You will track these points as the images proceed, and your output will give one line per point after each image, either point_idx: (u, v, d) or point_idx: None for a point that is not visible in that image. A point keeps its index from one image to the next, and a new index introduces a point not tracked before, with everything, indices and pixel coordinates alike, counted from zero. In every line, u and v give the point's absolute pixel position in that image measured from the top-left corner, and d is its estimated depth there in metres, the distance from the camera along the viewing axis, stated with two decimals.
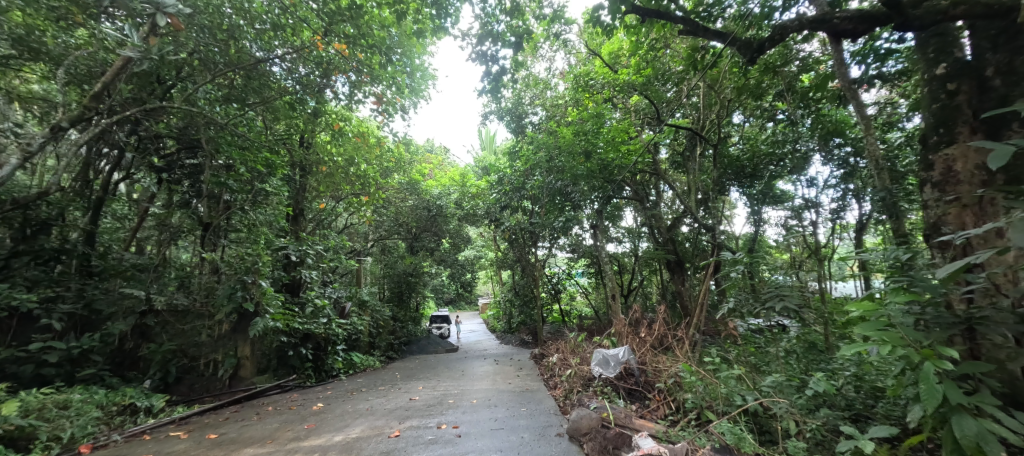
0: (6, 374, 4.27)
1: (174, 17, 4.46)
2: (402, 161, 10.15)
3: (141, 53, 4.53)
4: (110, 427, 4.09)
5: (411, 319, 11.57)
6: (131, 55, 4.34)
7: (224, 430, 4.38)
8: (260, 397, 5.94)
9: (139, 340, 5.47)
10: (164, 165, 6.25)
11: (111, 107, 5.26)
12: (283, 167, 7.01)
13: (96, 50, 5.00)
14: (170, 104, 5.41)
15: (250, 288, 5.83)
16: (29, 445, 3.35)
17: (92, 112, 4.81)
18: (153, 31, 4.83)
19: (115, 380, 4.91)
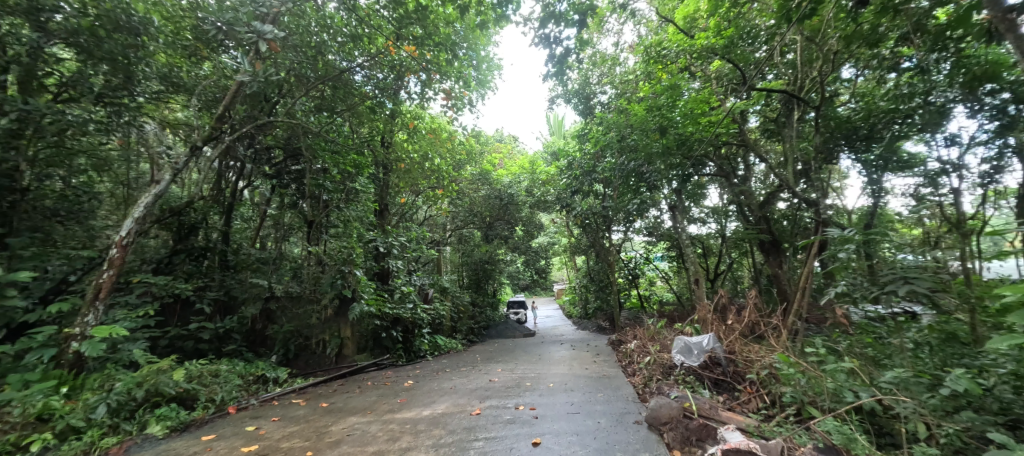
0: (176, 348, 5.38)
1: (272, 42, 5.02)
2: (473, 153, 10.51)
3: (249, 76, 5.18)
4: (249, 393, 4.91)
5: (489, 304, 11.92)
6: (242, 79, 5.01)
7: (333, 400, 5.03)
8: (361, 373, 6.66)
9: (266, 322, 6.44)
10: (275, 171, 7.18)
11: (234, 125, 6.16)
12: (369, 166, 7.67)
13: (219, 75, 5.82)
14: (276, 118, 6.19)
15: (347, 277, 6.62)
16: (193, 404, 4.12)
17: (219, 132, 5.69)
18: (256, 55, 5.41)
19: (250, 355, 5.86)
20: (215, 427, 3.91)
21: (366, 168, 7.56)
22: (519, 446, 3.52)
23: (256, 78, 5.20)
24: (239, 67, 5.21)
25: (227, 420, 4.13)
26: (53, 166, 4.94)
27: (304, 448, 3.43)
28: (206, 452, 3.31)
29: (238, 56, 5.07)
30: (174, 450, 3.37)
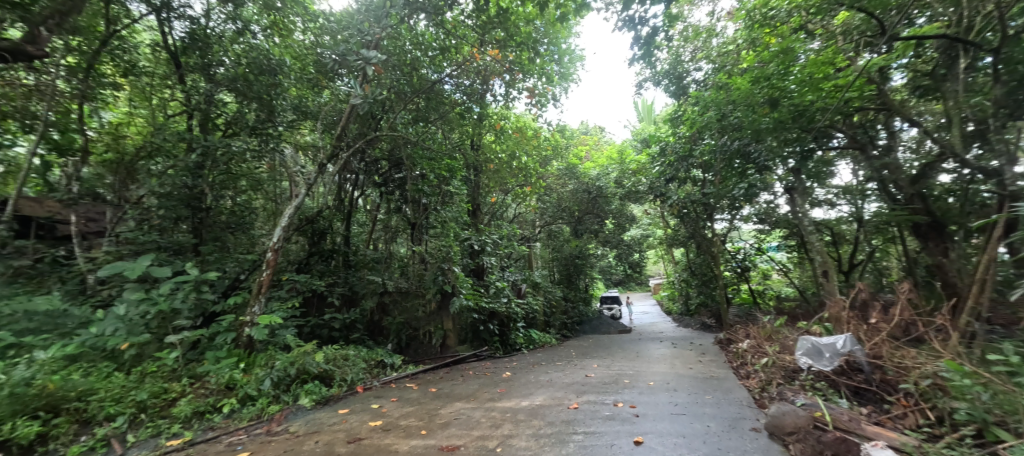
0: (315, 335, 6.36)
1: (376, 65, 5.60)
2: (559, 148, 10.51)
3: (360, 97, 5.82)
4: (371, 376, 5.43)
5: (581, 299, 11.82)
6: (355, 101, 5.64)
7: (440, 387, 5.45)
8: (463, 363, 7.11)
9: (381, 314, 7.20)
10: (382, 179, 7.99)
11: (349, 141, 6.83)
12: (461, 169, 8.15)
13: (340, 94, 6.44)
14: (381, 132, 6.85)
15: (447, 273, 7.21)
16: (331, 383, 4.62)
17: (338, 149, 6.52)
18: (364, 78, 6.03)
19: (370, 343, 6.66)
20: (348, 403, 4.37)
21: (458, 171, 8.03)
22: (620, 443, 3.44)
23: (366, 99, 5.82)
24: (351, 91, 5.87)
25: (357, 397, 4.58)
26: (224, 188, 6.19)
27: (418, 427, 3.77)
28: (343, 423, 3.79)
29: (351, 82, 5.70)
30: (320, 419, 3.87)
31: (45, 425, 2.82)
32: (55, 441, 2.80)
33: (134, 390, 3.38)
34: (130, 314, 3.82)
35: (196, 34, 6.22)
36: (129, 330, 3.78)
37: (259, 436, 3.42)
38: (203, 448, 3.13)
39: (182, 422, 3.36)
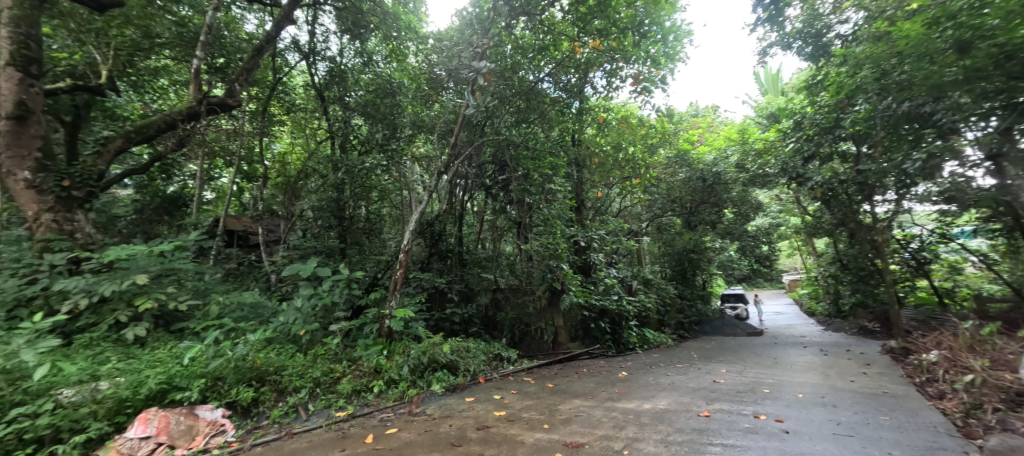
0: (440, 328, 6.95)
1: (487, 74, 5.75)
2: (667, 135, 9.83)
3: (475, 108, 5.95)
4: (491, 367, 5.62)
5: (699, 297, 10.92)
6: (470, 110, 5.77)
7: (557, 382, 5.38)
8: (575, 359, 7.11)
9: (495, 309, 7.59)
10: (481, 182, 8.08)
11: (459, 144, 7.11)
12: (563, 166, 8.17)
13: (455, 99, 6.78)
14: (486, 135, 7.04)
15: (556, 270, 7.15)
16: (457, 372, 4.95)
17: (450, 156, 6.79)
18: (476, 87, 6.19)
19: (487, 337, 7.07)
20: (473, 392, 4.69)
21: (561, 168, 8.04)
22: None
23: (479, 107, 5.88)
24: (466, 103, 6.09)
25: (480, 387, 4.89)
26: (359, 198, 7.14)
27: (540, 420, 3.86)
28: (472, 410, 4.07)
29: (466, 94, 5.90)
30: (450, 404, 4.23)
31: (257, 390, 3.58)
32: (262, 404, 3.54)
33: (310, 368, 4.09)
34: (303, 306, 4.65)
35: (334, 71, 7.51)
36: (303, 319, 4.60)
37: (403, 415, 3.88)
38: (361, 421, 3.67)
39: (345, 397, 3.97)
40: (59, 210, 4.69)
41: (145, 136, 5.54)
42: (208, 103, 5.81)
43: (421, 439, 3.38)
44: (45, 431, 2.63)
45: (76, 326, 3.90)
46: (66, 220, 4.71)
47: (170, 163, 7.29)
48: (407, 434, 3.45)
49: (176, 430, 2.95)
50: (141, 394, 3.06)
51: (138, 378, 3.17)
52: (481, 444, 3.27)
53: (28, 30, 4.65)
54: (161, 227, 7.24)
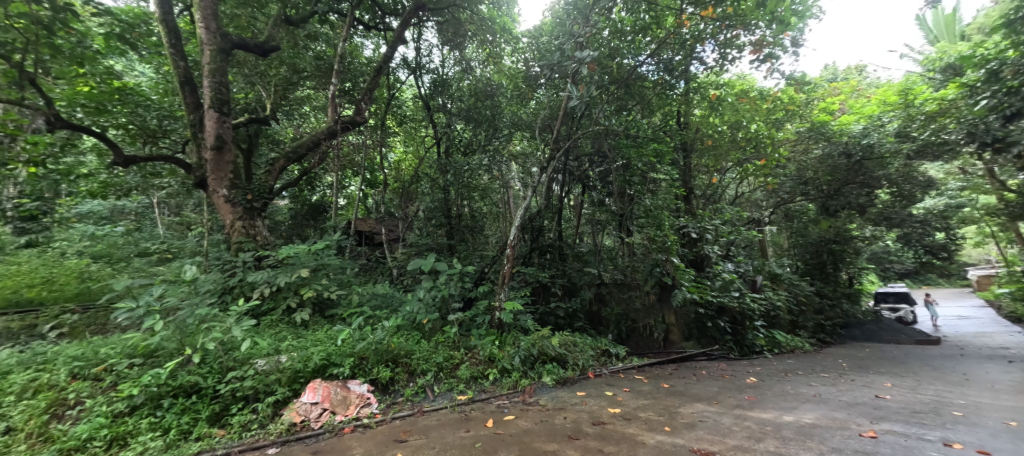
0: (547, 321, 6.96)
1: (591, 63, 5.50)
2: (797, 107, 8.56)
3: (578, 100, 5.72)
4: (600, 363, 5.47)
5: (844, 296, 9.31)
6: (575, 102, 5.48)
7: (674, 383, 5.00)
8: (690, 359, 6.48)
9: (600, 304, 7.42)
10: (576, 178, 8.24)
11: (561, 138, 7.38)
12: (670, 152, 7.63)
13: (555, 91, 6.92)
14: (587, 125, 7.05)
15: (666, 264, 6.75)
16: (567, 366, 4.92)
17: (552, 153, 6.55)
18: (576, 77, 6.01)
19: (593, 332, 6.94)
20: (584, 386, 4.60)
21: (667, 155, 7.52)
22: None
23: (584, 98, 5.69)
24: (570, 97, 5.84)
25: (591, 383, 4.76)
26: (464, 198, 7.56)
27: (661, 423, 3.58)
28: (585, 405, 3.97)
29: (571, 89, 5.67)
30: (562, 397, 4.20)
31: (393, 370, 4.00)
32: (397, 383, 3.95)
33: (434, 353, 4.41)
34: (425, 296, 5.17)
35: (437, 81, 8.04)
36: (425, 308, 5.07)
37: (518, 403, 3.96)
38: (481, 406, 3.85)
39: (465, 382, 4.21)
40: (244, 218, 5.68)
41: (298, 155, 6.49)
42: (342, 123, 6.68)
43: (538, 428, 3.38)
44: (250, 391, 3.33)
45: (262, 310, 4.84)
46: (250, 226, 5.68)
47: (313, 176, 8.53)
48: (524, 422, 3.50)
49: (335, 399, 3.48)
50: (309, 367, 3.64)
51: (307, 353, 3.77)
52: (600, 440, 3.13)
53: (220, 78, 5.80)
54: (308, 230, 8.59)
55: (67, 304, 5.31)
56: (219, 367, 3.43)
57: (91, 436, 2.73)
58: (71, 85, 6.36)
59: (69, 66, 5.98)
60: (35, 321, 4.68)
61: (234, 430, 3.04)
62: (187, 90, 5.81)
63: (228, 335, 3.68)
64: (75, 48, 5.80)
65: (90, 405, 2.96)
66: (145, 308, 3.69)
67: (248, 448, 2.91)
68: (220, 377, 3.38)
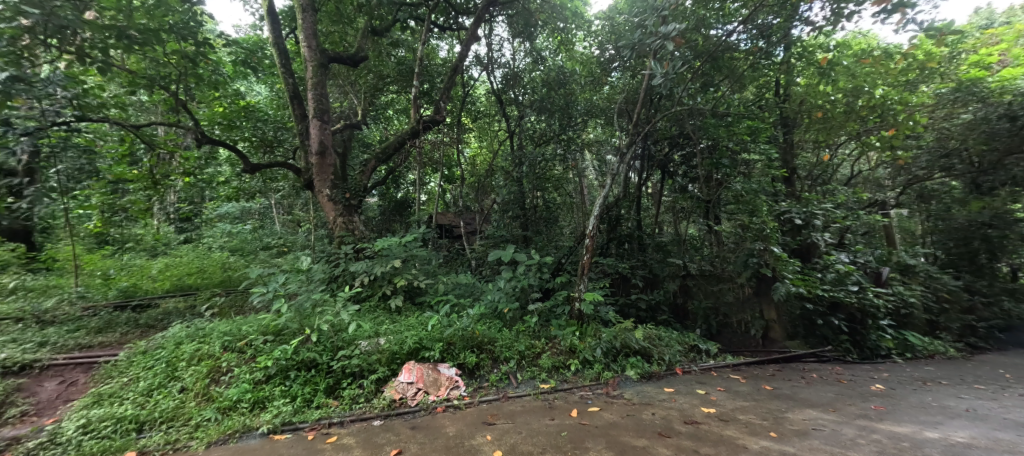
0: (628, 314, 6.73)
1: (675, 38, 5.12)
2: (935, 64, 7.12)
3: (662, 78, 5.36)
4: (689, 359, 5.15)
5: (1006, 291, 7.60)
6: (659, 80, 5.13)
7: (777, 385, 4.53)
8: (799, 360, 5.75)
9: (685, 297, 6.98)
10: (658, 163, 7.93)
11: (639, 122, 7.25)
12: (768, 129, 6.78)
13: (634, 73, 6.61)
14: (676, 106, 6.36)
15: (764, 254, 6.12)
16: (652, 360, 4.72)
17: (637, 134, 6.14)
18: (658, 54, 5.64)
19: (678, 326, 6.57)
20: (671, 382, 4.38)
21: (764, 132, 6.71)
22: None
23: (668, 76, 5.24)
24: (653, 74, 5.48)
25: (679, 379, 4.51)
26: (539, 189, 7.59)
27: (764, 427, 3.26)
28: (674, 402, 3.78)
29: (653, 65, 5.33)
30: (648, 392, 4.04)
31: (478, 356, 4.19)
32: (483, 368, 4.12)
33: (516, 342, 4.52)
34: (505, 286, 5.31)
35: (508, 75, 8.09)
36: (506, 297, 5.22)
37: (601, 395, 3.90)
38: (564, 395, 3.87)
39: (547, 371, 4.26)
40: (344, 214, 6.30)
41: (386, 156, 6.98)
42: (424, 123, 7.05)
43: (625, 422, 3.29)
44: (357, 368, 3.71)
45: (362, 296, 5.37)
46: (349, 222, 6.27)
47: (398, 174, 9.17)
48: (609, 415, 3.43)
49: (427, 380, 3.74)
50: (404, 350, 3.95)
51: (402, 337, 4.09)
52: (693, 440, 2.95)
53: (321, 91, 6.46)
54: (395, 225, 9.31)
55: (215, 289, 6.42)
56: (330, 345, 3.87)
57: (239, 398, 3.26)
58: (209, 107, 7.60)
59: (207, 91, 7.14)
60: (195, 303, 5.76)
61: (346, 401, 3.42)
62: (295, 103, 6.57)
63: (337, 318, 4.14)
64: (212, 76, 6.90)
65: (236, 372, 3.51)
66: (272, 293, 4.34)
67: (357, 419, 3.25)
68: (332, 354, 3.81)
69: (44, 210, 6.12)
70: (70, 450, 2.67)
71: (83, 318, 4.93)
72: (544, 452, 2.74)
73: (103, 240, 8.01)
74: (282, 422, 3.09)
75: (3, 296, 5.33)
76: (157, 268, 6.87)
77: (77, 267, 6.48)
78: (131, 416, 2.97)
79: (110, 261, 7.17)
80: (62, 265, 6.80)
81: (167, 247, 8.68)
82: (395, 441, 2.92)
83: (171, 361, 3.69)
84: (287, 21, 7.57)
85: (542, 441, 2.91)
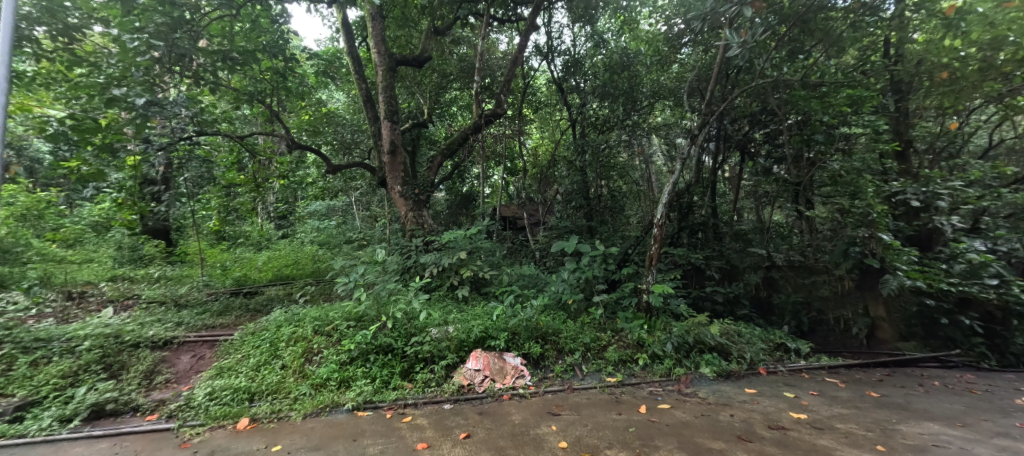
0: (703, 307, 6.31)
1: (753, 2, 4.59)
2: None
3: (739, 47, 4.85)
4: (775, 359, 4.68)
5: None
6: (735, 51, 4.69)
7: (886, 392, 3.93)
8: (917, 365, 4.91)
9: (771, 291, 6.42)
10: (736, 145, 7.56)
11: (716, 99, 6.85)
12: (877, 96, 5.63)
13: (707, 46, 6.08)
14: (758, 79, 5.71)
15: (869, 242, 5.28)
16: (730, 358, 4.39)
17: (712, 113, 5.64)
18: (735, 21, 5.12)
19: (761, 322, 6.01)
20: (753, 383, 4.02)
21: (870, 100, 5.64)
22: None
23: (746, 45, 4.74)
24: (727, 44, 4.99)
25: (762, 380, 4.12)
26: (603, 178, 7.36)
27: (868, 439, 2.85)
28: (756, 404, 3.46)
29: (729, 32, 4.84)
30: (726, 392, 3.75)
31: (543, 347, 4.20)
32: (547, 359, 4.12)
33: (581, 334, 4.46)
34: (569, 277, 5.25)
35: (568, 62, 7.83)
36: (570, 288, 5.17)
37: (673, 393, 3.70)
38: (631, 390, 3.73)
39: (613, 364, 4.14)
40: (413, 209, 6.67)
41: (451, 151, 7.22)
42: (486, 117, 7.15)
43: (699, 422, 3.09)
44: (428, 354, 3.92)
45: (432, 286, 5.66)
46: (419, 216, 6.63)
47: (463, 169, 9.48)
48: (681, 413, 3.24)
49: (494, 368, 3.84)
50: (471, 338, 4.09)
51: (469, 326, 4.24)
52: (779, 447, 2.67)
53: (390, 93, 6.84)
54: (461, 218, 9.64)
55: (307, 279, 7.19)
56: (404, 332, 4.13)
57: (328, 377, 3.62)
58: (298, 115, 8.46)
59: (296, 101, 7.95)
60: (291, 291, 6.51)
61: (419, 385, 3.64)
62: (368, 106, 7.05)
63: (410, 307, 4.41)
64: (298, 87, 7.66)
65: (325, 353, 3.89)
66: (354, 283, 4.76)
67: (429, 401, 3.44)
68: (405, 340, 4.07)
69: (177, 212, 7.31)
70: (201, 414, 3.15)
71: (207, 302, 5.82)
72: (610, 447, 2.67)
73: (221, 236, 9.37)
74: (364, 400, 3.38)
75: (151, 283, 6.49)
76: (262, 260, 7.87)
77: (203, 259, 7.65)
78: (244, 387, 3.44)
79: (227, 254, 8.36)
80: (192, 258, 8.08)
81: (269, 242, 9.90)
82: (463, 425, 3.05)
83: (273, 341, 4.21)
84: (359, 30, 8.13)
85: (608, 436, 2.84)
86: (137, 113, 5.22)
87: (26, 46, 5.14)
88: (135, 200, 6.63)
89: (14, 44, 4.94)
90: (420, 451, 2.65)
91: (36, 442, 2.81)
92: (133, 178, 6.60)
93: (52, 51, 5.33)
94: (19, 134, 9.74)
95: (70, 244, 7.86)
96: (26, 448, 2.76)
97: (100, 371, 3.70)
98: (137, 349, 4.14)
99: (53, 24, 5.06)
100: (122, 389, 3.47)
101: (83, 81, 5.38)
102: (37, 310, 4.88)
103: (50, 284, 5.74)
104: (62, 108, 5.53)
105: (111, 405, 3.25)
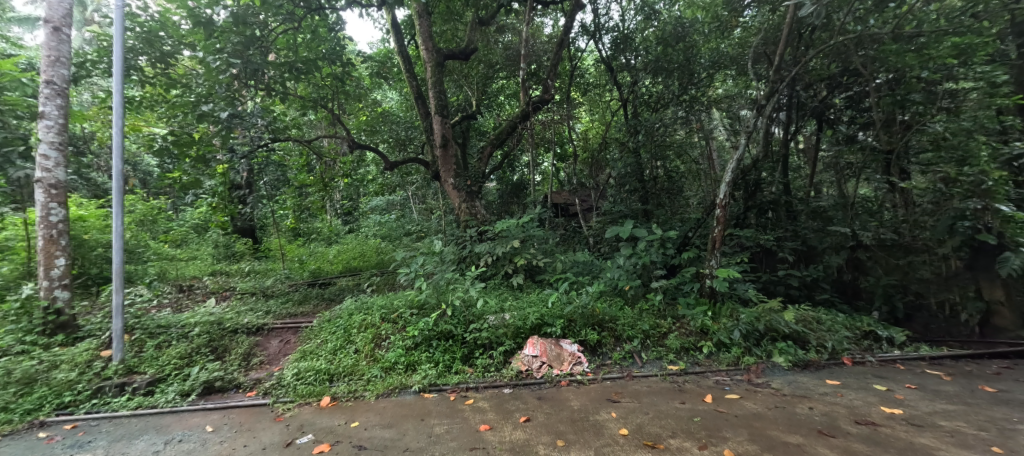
0: (776, 292, 5.86)
1: None
2: None
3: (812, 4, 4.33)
4: (862, 348, 4.24)
5: None
6: (808, 8, 4.20)
7: (1006, 387, 3.41)
8: None
9: (856, 273, 5.80)
10: (812, 111, 6.87)
11: (786, 64, 6.22)
12: (993, 42, 4.75)
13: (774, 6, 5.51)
14: (836, 37, 5.08)
15: (982, 214, 4.54)
16: (807, 347, 4.05)
17: (780, 80, 5.14)
18: None
19: (845, 308, 5.46)
20: (836, 374, 3.68)
21: (984, 47, 4.77)
22: None
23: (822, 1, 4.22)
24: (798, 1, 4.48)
25: (847, 371, 3.75)
26: (658, 159, 7.05)
27: (980, 439, 2.49)
28: (840, 397, 3.17)
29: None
30: (804, 383, 3.46)
31: (600, 334, 4.15)
32: (605, 346, 4.07)
33: (639, 321, 4.34)
34: (624, 263, 5.12)
35: (618, 39, 7.53)
36: (626, 275, 5.04)
37: (742, 382, 3.50)
38: (696, 379, 3.58)
39: (675, 352, 3.99)
40: (467, 200, 6.83)
41: (500, 141, 7.26)
42: (533, 104, 7.01)
43: (772, 414, 2.89)
44: (486, 340, 4.04)
45: (488, 275, 5.81)
46: (472, 207, 6.79)
47: (513, 158, 9.54)
48: (752, 404, 3.06)
49: (551, 354, 3.87)
50: (528, 325, 4.15)
51: (525, 313, 4.31)
52: (868, 444, 2.43)
53: (439, 88, 7.00)
54: (513, 207, 9.71)
55: (372, 270, 7.70)
56: (463, 319, 4.29)
57: (396, 360, 3.86)
58: (356, 117, 8.89)
59: (354, 103, 8.45)
60: (359, 281, 7.00)
61: (480, 369, 3.76)
62: (419, 102, 7.27)
63: (467, 294, 4.56)
64: (355, 89, 8.11)
65: (392, 339, 4.14)
66: (414, 273, 5.01)
67: (489, 385, 3.56)
68: (464, 327, 4.22)
69: (260, 212, 8.13)
70: (291, 392, 3.51)
71: (289, 292, 6.45)
72: (674, 436, 2.59)
73: (297, 233, 10.28)
74: (429, 383, 3.57)
75: (243, 277, 7.31)
76: (333, 253, 8.55)
77: (283, 254, 8.47)
78: (325, 369, 3.78)
79: (303, 249, 9.18)
80: (274, 254, 8.96)
81: (338, 237, 10.70)
82: (523, 409, 3.12)
83: (347, 327, 4.56)
84: (408, 29, 8.42)
85: (671, 425, 2.76)
86: (222, 126, 5.83)
87: (134, 74, 5.93)
88: (226, 203, 7.47)
89: (125, 73, 5.74)
90: (482, 433, 2.76)
91: (165, 412, 3.31)
92: (223, 184, 7.42)
93: (154, 76, 6.12)
94: (134, 150, 11.33)
95: (178, 244, 9.05)
96: (158, 416, 3.27)
97: (208, 353, 4.27)
98: (235, 335, 4.71)
99: (152, 52, 5.82)
100: (226, 369, 3.97)
101: (179, 101, 6.13)
102: (158, 301, 5.72)
103: (165, 278, 6.68)
104: (165, 126, 6.34)
105: (219, 382, 3.73)
